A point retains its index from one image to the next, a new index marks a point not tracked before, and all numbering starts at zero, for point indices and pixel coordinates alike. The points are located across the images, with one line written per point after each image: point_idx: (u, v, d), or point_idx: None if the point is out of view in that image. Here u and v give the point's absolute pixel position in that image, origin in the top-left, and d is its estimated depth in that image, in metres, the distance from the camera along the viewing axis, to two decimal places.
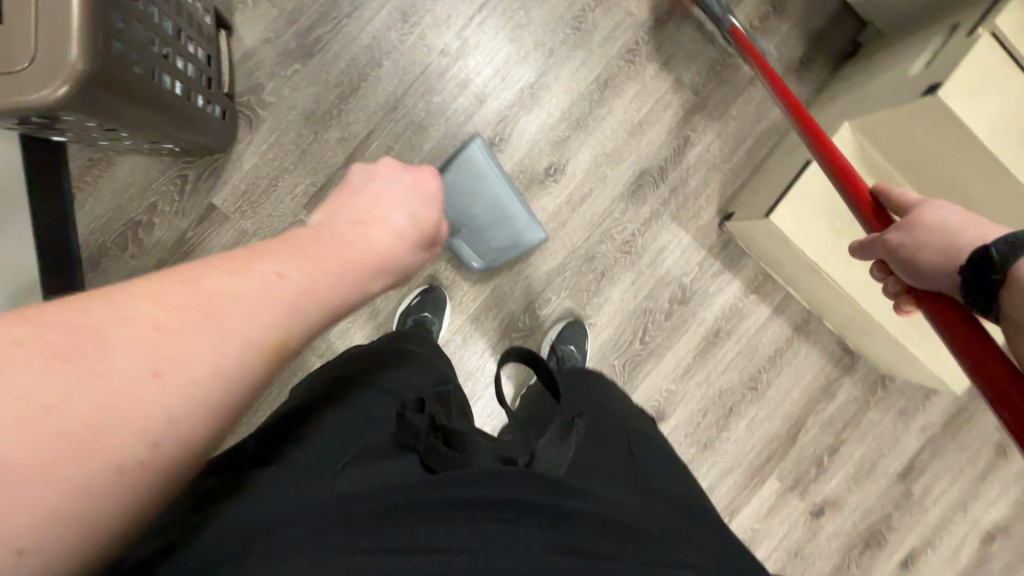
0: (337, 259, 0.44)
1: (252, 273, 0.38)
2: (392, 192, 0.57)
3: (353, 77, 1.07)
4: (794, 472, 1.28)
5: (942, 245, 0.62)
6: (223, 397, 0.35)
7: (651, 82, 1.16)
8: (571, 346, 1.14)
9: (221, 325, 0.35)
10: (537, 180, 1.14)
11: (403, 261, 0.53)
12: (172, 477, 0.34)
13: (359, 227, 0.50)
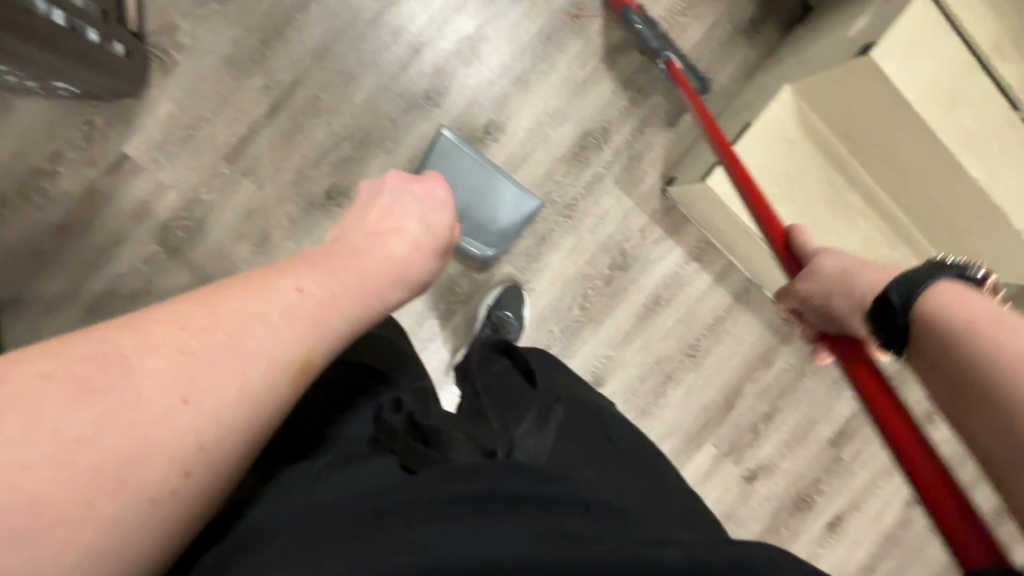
0: (350, 273, 0.47)
1: (272, 293, 0.40)
2: (407, 203, 0.62)
3: (277, 20, 1.01)
4: (729, 438, 1.30)
5: (847, 293, 0.59)
6: (251, 415, 0.36)
7: (596, 38, 1.12)
8: (507, 312, 1.12)
9: (244, 345, 0.37)
10: (476, 138, 1.10)
11: (415, 273, 0.56)
12: (208, 496, 0.36)
13: (376, 238, 0.55)
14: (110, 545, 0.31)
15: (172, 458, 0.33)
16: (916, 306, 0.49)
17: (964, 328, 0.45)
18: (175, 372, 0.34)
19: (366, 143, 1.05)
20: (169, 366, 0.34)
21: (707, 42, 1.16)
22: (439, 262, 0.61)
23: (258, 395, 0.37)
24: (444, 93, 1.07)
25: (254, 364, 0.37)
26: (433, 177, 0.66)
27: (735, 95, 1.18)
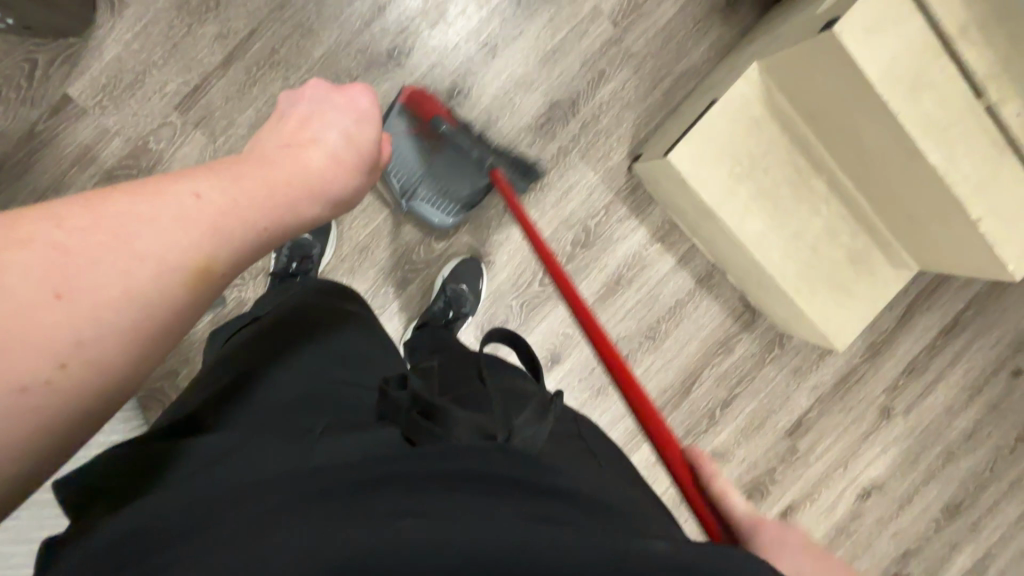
0: (262, 181, 0.44)
1: (166, 196, 0.38)
2: (325, 115, 0.56)
3: None
4: (685, 423, 1.30)
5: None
6: (142, 315, 0.36)
7: (568, 7, 1.09)
8: (463, 285, 1.10)
9: (132, 246, 0.35)
10: (439, 103, 1.07)
11: (339, 187, 0.52)
12: (98, 397, 0.35)
13: (288, 151, 0.50)
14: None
15: (48, 348, 0.32)
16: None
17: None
18: (53, 265, 0.32)
19: None
20: (48, 258, 0.32)
21: (681, 19, 1.14)
22: (363, 181, 0.56)
23: (152, 296, 0.36)
24: (407, 53, 1.05)
25: (144, 266, 0.35)
26: (358, 90, 0.58)
27: (707, 75, 1.16)
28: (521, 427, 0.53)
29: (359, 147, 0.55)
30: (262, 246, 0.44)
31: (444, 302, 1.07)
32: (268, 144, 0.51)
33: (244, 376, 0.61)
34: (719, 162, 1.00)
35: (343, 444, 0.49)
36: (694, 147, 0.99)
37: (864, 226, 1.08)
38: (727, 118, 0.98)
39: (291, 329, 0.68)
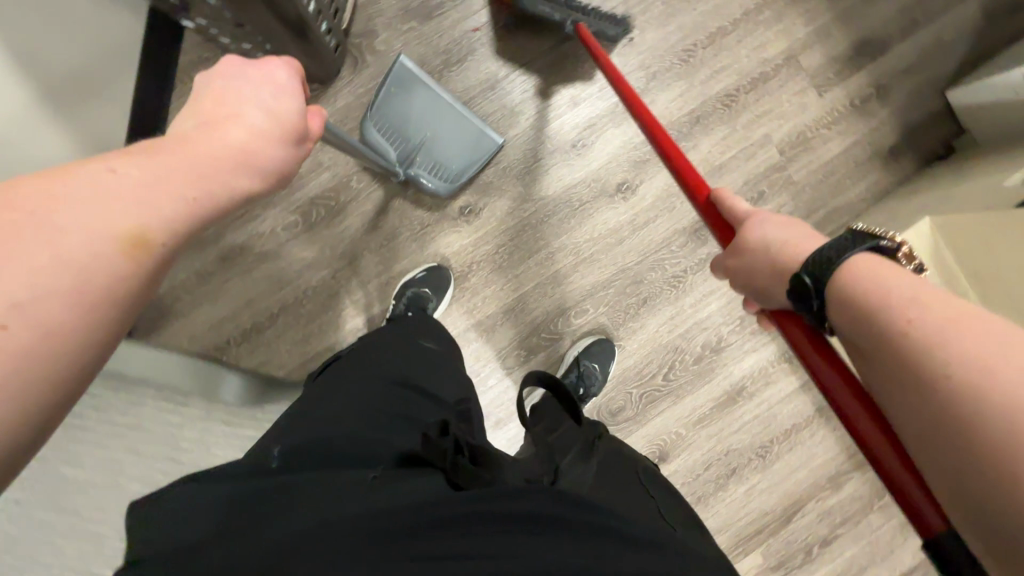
0: (187, 156, 0.42)
1: (79, 172, 0.36)
2: (237, 89, 0.50)
3: (461, 47, 1.10)
4: (779, 553, 1.24)
5: (767, 258, 0.55)
6: (82, 279, 0.34)
7: (741, 130, 1.17)
8: (595, 365, 1.13)
9: (52, 221, 0.33)
10: (606, 192, 1.15)
11: (267, 157, 0.48)
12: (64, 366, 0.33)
13: (207, 129, 0.46)
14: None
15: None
16: (840, 283, 0.46)
17: (902, 302, 0.41)
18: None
19: (505, 172, 1.13)
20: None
21: (844, 158, 1.20)
22: (291, 154, 0.52)
23: (87, 262, 0.34)
24: (588, 144, 1.14)
25: (70, 236, 0.34)
26: (274, 61, 0.53)
27: (861, 213, 1.20)
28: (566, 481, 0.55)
29: (285, 123, 0.51)
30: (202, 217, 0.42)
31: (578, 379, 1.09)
32: (181, 127, 0.46)
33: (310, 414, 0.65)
34: None
35: (404, 488, 0.48)
36: None
37: None
38: None
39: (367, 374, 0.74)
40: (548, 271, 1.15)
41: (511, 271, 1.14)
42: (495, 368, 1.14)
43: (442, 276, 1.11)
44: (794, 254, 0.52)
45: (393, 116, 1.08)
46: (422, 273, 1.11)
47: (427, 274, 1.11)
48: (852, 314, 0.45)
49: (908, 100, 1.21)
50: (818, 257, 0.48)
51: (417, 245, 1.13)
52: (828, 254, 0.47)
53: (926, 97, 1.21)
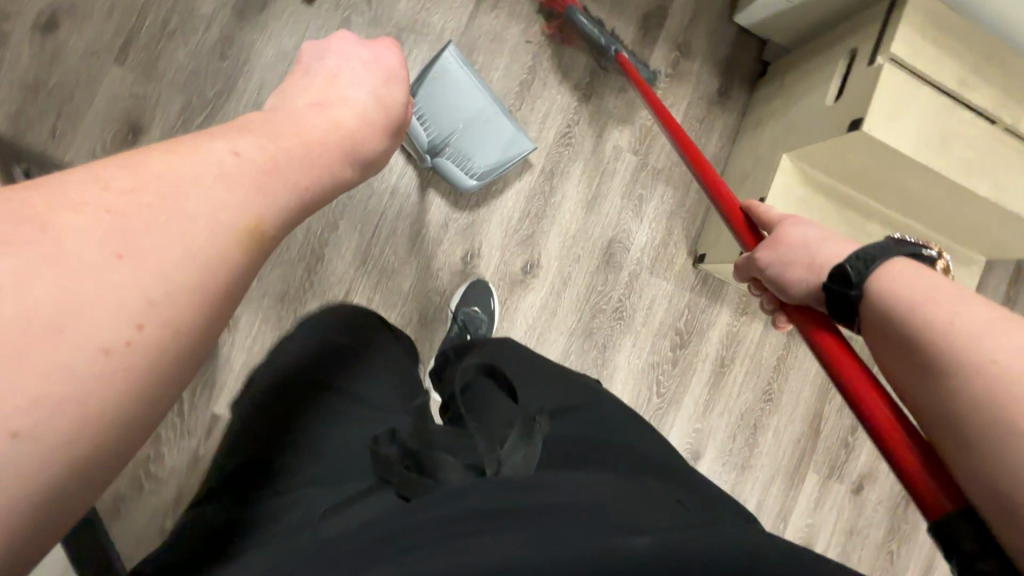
0: (306, 141, 0.53)
1: (205, 150, 0.43)
2: (351, 73, 0.70)
3: (314, 245, 1.08)
4: (827, 461, 1.36)
5: (806, 260, 0.63)
6: (203, 275, 0.38)
7: (593, 155, 1.20)
8: (474, 307, 1.11)
9: (180, 207, 0.38)
10: (518, 280, 1.18)
11: (366, 135, 0.64)
12: (171, 360, 0.37)
13: (325, 108, 0.62)
14: (78, 383, 0.32)
15: (124, 309, 0.35)
16: (881, 292, 0.54)
17: (911, 298, 0.51)
18: (113, 232, 0.35)
19: (424, 324, 1.13)
20: (97, 225, 0.35)
21: (687, 124, 1.25)
22: (384, 140, 0.68)
23: (217, 255, 0.39)
24: (478, 253, 1.15)
25: (197, 226, 0.39)
26: (384, 46, 0.75)
27: (728, 159, 1.26)
28: (509, 458, 0.49)
29: (388, 111, 0.69)
30: (299, 205, 0.49)
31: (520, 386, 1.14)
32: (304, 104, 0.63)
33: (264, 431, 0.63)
34: None
35: (351, 515, 0.47)
36: None
37: (924, 244, 1.16)
38: (782, 209, 1.07)
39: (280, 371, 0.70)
40: None
41: None
42: None
43: None
44: (827, 256, 0.61)
45: (425, 101, 1.06)
46: None
47: None
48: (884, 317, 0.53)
49: (709, 42, 1.26)
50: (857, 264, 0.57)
51: None
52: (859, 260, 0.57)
53: (720, 31, 1.27)
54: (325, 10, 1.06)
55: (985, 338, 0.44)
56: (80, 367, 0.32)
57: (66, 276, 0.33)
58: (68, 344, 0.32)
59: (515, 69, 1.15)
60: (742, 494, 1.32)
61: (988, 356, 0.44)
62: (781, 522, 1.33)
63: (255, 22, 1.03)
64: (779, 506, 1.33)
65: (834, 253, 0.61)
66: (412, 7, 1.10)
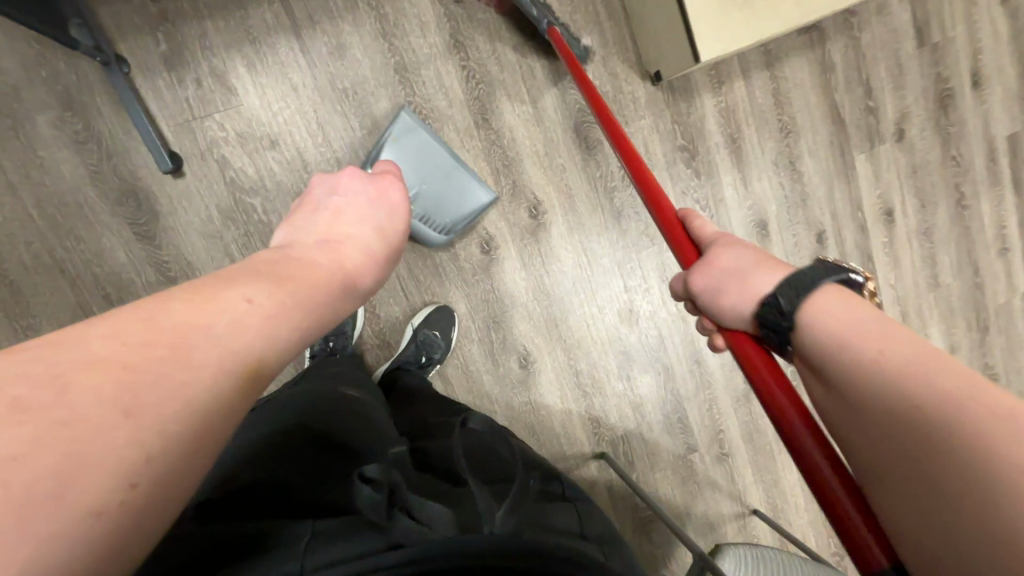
0: (309, 279, 0.50)
1: (219, 301, 0.41)
2: (350, 197, 0.64)
3: (377, 340, 1.13)
4: (864, 135, 1.40)
5: (739, 287, 0.56)
6: (198, 432, 0.36)
7: (504, 72, 1.12)
8: (434, 330, 1.11)
9: (189, 361, 0.37)
10: (536, 226, 1.19)
11: (366, 277, 0.58)
12: (150, 525, 0.34)
13: (327, 244, 0.58)
14: (57, 546, 0.29)
15: (117, 469, 0.32)
16: (802, 319, 0.50)
17: (743, 282, 0.56)
18: (119, 389, 0.33)
19: (501, 320, 1.19)
20: (112, 384, 0.33)
21: None
22: (388, 267, 0.64)
23: (215, 408, 0.37)
24: (490, 236, 1.17)
25: (203, 376, 0.37)
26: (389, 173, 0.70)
27: None
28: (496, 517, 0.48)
29: (389, 242, 0.64)
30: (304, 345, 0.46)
31: (444, 350, 1.12)
32: (305, 237, 0.59)
33: (241, 465, 0.56)
34: (725, 16, 1.03)
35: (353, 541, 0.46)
36: (705, 31, 1.02)
37: None
38: None
39: (294, 408, 0.66)
40: (594, 296, 1.25)
41: (594, 326, 1.26)
42: (661, 358, 1.32)
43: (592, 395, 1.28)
44: (756, 280, 0.55)
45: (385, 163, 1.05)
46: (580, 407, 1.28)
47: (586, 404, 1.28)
48: (722, 307, 0.57)
49: None
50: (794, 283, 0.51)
51: (547, 405, 1.25)
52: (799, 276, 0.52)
53: None
54: (198, 167, 0.98)
55: (920, 376, 0.41)
56: (61, 530, 0.29)
57: (71, 434, 0.31)
58: (58, 510, 0.30)
59: (382, 63, 1.05)
60: (817, 218, 1.40)
61: (952, 418, 0.39)
62: (857, 210, 1.43)
63: (163, 230, 0.98)
64: (849, 200, 1.42)
65: (761, 278, 0.55)
66: (254, 94, 1.00)
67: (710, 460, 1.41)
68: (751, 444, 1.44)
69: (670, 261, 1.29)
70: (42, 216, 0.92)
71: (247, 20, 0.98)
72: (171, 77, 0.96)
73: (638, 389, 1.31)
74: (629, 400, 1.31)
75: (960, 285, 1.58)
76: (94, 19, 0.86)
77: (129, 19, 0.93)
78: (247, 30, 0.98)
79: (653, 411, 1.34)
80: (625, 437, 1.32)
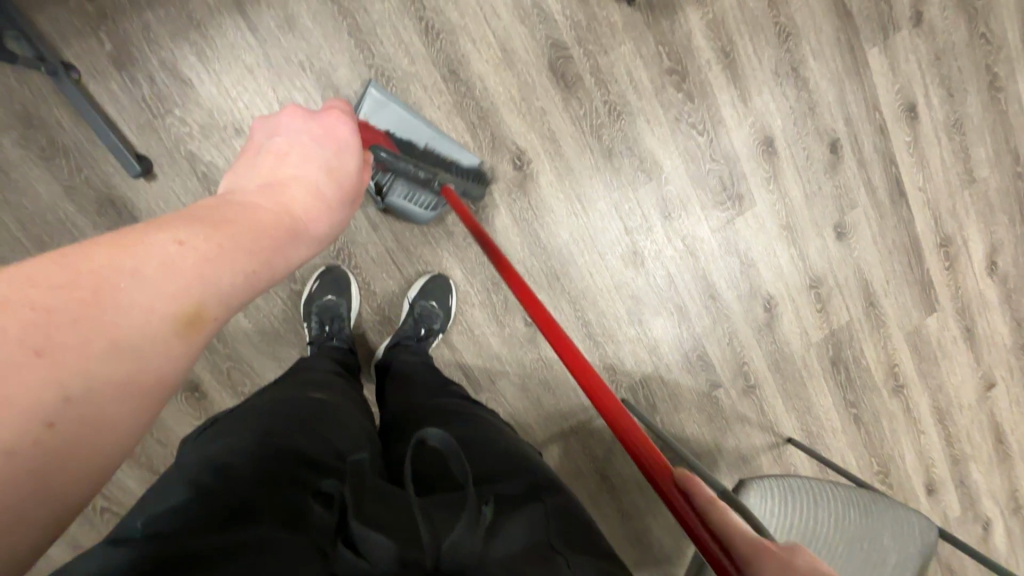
0: (252, 223, 0.45)
1: (150, 242, 0.37)
2: (294, 138, 0.58)
3: (377, 317, 1.13)
4: (875, 26, 1.27)
5: None
6: (129, 377, 0.35)
7: (466, 17, 1.05)
8: (431, 301, 1.10)
9: (115, 303, 0.34)
10: (522, 178, 1.14)
11: (321, 222, 0.53)
12: (79, 468, 0.33)
13: (272, 186, 0.52)
14: None
15: (30, 416, 0.30)
16: None
17: None
18: (26, 332, 0.30)
19: (499, 281, 1.17)
20: (21, 325, 0.30)
21: None
22: (346, 213, 0.59)
23: (147, 351, 0.35)
24: (476, 196, 1.12)
25: (134, 317, 0.35)
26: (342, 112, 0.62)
27: None
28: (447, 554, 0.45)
29: (345, 186, 0.58)
30: (254, 290, 0.44)
31: (444, 319, 1.11)
32: (247, 181, 0.53)
33: (209, 471, 0.54)
34: None
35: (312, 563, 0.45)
36: None
37: None
38: None
39: (267, 411, 0.66)
40: (594, 243, 1.20)
41: (597, 273, 1.22)
42: (672, 298, 1.27)
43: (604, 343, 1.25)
44: None
45: None
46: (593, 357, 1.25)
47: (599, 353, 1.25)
48: None
49: None
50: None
51: (559, 360, 1.23)
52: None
53: None
54: (168, 166, 0.97)
55: None
56: None
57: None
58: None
59: (334, 28, 1.00)
60: (829, 127, 1.29)
61: None
62: (874, 111, 1.31)
63: None
64: (864, 101, 1.30)
65: None
66: (210, 82, 0.96)
67: (736, 394, 1.37)
68: (779, 373, 1.39)
69: (670, 195, 1.22)
70: (28, 237, 0.93)
71: (188, 3, 0.94)
72: (124, 78, 0.93)
73: (651, 332, 1.27)
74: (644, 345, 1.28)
75: (998, 178, 1.46)
76: (32, 28, 0.84)
77: (69, 22, 0.90)
78: (189, 15, 0.94)
79: (670, 352, 1.30)
80: (644, 382, 1.30)
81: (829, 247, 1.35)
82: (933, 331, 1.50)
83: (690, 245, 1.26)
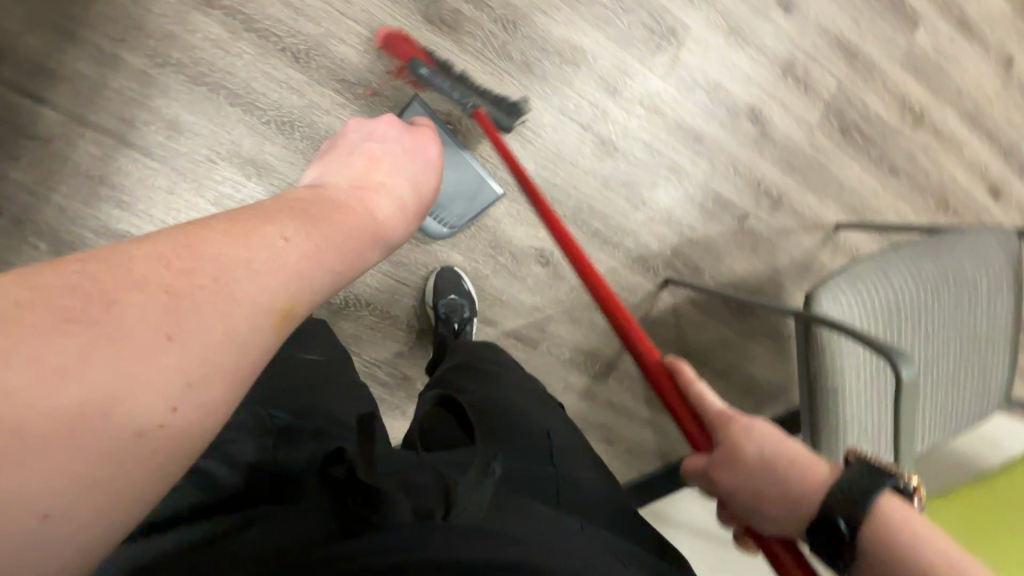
0: (339, 226, 0.48)
1: (257, 242, 0.41)
2: (382, 152, 0.67)
3: (414, 333, 1.16)
4: None
5: (784, 501, 0.56)
6: (236, 365, 0.37)
7: (322, 21, 0.99)
8: (451, 294, 1.10)
9: (230, 293, 0.37)
10: (462, 139, 1.10)
11: (401, 226, 0.58)
12: (192, 447, 0.36)
13: (361, 188, 0.58)
14: (101, 463, 0.31)
15: (165, 390, 0.33)
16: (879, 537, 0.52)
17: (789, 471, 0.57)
18: (164, 314, 0.34)
19: (497, 241, 1.16)
20: (158, 306, 0.34)
21: None
22: (423, 215, 0.65)
23: (249, 341, 0.38)
24: None
25: (242, 307, 0.37)
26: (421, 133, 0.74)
27: None
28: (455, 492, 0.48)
29: (421, 198, 0.64)
30: (335, 287, 0.46)
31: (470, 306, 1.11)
32: (339, 180, 0.60)
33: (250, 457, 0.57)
34: None
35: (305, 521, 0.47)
36: None
37: None
38: None
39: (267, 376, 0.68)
40: (561, 156, 1.16)
41: (580, 181, 1.18)
42: (661, 162, 1.23)
43: (621, 240, 1.23)
44: (803, 488, 0.56)
45: None
46: (619, 257, 1.24)
47: (622, 251, 1.24)
48: (759, 511, 0.58)
49: None
50: (855, 499, 0.52)
51: None
52: (843, 494, 0.53)
53: None
54: None
55: None
56: (104, 447, 0.31)
57: (122, 352, 0.32)
58: (114, 423, 0.31)
59: (216, 107, 0.96)
60: None
61: None
62: None
63: None
64: None
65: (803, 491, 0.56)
66: (145, 223, 0.96)
67: (767, 214, 1.34)
68: (796, 172, 1.34)
69: (606, 69, 1.16)
70: None
71: (80, 166, 0.92)
72: None
73: (658, 204, 1.24)
74: (658, 220, 1.25)
75: None
76: None
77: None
78: (89, 175, 0.93)
79: (686, 212, 1.27)
80: (677, 252, 1.28)
81: (783, 26, 1.26)
82: (926, 43, 1.39)
83: (651, 105, 1.20)
